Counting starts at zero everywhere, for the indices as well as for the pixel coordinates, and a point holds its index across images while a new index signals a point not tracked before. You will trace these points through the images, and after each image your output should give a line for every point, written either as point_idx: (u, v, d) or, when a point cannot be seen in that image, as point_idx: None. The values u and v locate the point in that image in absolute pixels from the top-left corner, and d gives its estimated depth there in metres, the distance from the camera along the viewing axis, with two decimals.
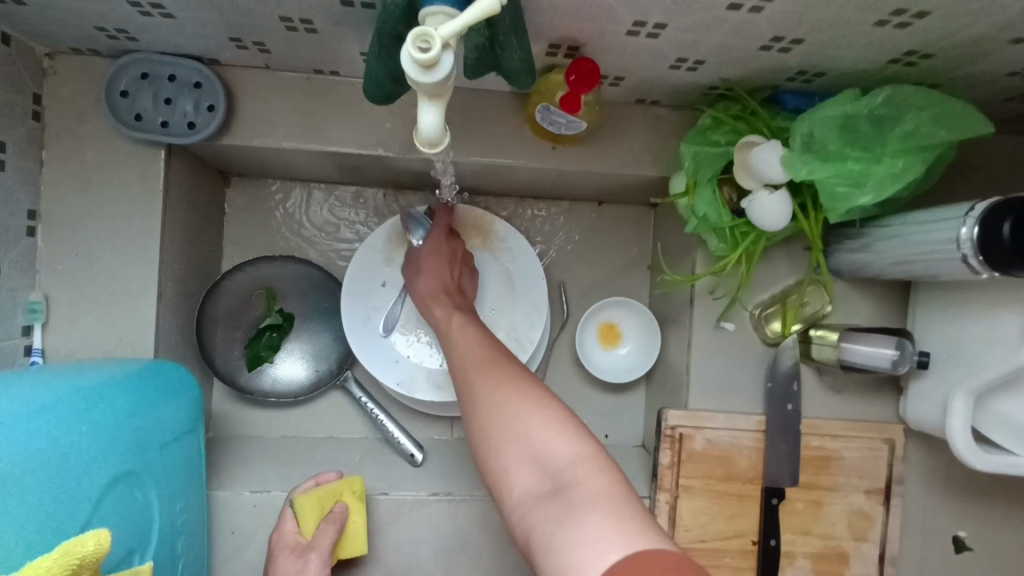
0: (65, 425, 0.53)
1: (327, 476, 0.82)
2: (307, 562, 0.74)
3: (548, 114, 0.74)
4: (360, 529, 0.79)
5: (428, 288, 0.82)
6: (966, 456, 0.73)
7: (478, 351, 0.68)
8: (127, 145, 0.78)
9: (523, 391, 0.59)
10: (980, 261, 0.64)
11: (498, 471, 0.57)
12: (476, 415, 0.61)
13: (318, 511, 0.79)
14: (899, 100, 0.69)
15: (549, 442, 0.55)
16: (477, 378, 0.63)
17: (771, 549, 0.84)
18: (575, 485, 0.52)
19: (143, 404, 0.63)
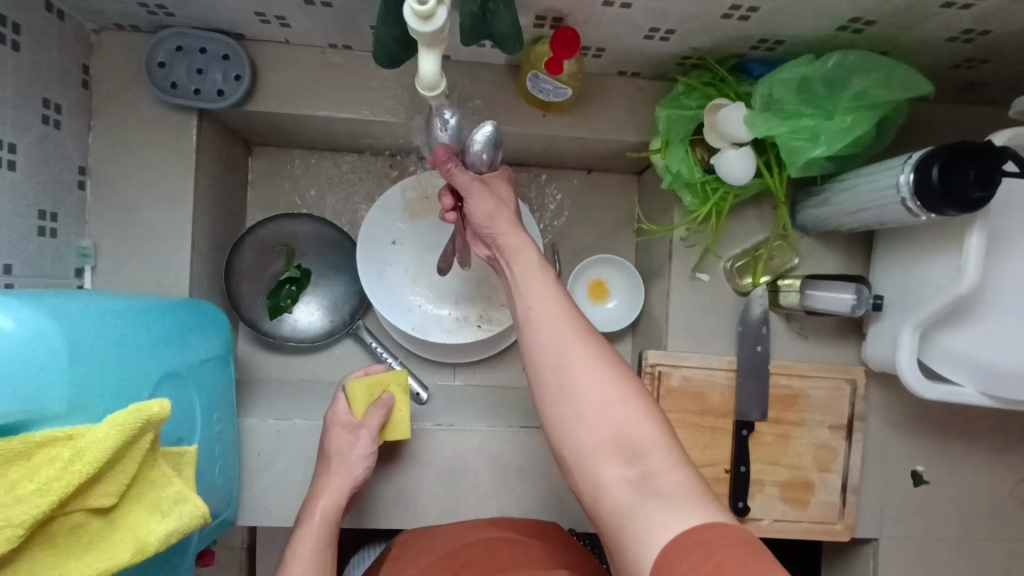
0: (129, 329, 0.62)
1: (379, 370, 0.93)
2: (357, 437, 0.85)
3: (538, 81, 0.82)
4: (403, 417, 0.88)
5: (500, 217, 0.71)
6: (912, 384, 0.81)
7: (567, 316, 0.65)
8: (163, 111, 0.87)
9: (615, 377, 0.62)
10: (917, 203, 0.72)
11: (584, 451, 0.60)
12: (563, 390, 0.61)
13: (368, 398, 0.90)
14: (849, 63, 0.76)
15: (642, 434, 0.59)
16: (567, 352, 0.62)
17: (741, 476, 0.93)
18: (666, 479, 0.56)
19: (185, 328, 0.72)
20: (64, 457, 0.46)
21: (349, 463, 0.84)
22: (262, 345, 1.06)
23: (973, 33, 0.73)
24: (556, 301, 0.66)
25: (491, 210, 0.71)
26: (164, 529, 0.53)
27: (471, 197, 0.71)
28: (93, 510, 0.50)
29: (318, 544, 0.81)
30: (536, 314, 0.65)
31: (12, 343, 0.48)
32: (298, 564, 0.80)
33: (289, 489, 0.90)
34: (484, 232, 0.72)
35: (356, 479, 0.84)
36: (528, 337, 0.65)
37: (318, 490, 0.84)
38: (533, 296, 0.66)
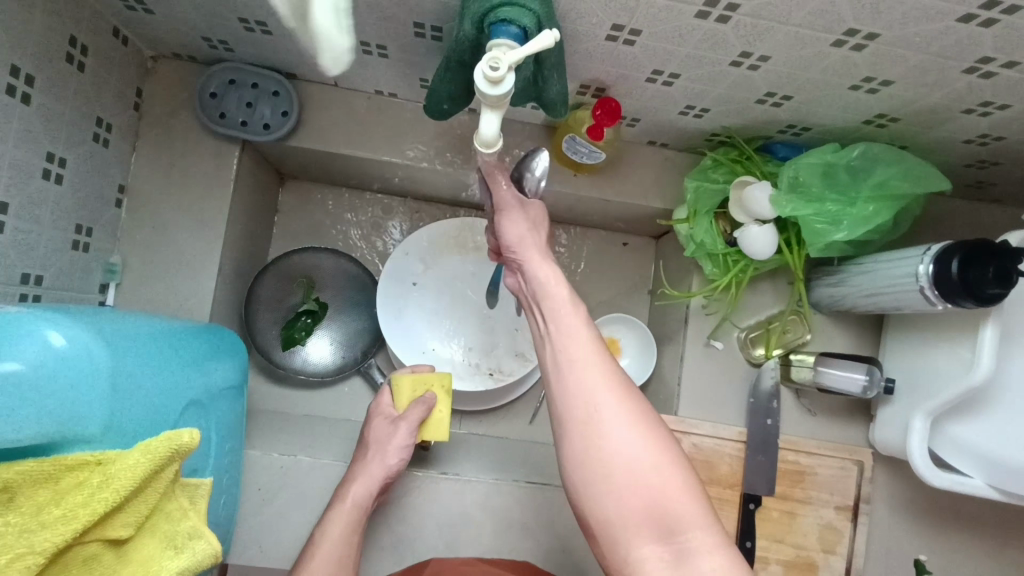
0: (160, 354, 0.62)
1: (425, 368, 0.92)
2: (396, 428, 0.85)
3: (574, 144, 0.85)
4: (443, 418, 0.87)
5: (523, 239, 0.73)
6: (924, 472, 0.81)
7: (598, 367, 0.64)
8: (207, 138, 0.89)
9: (650, 440, 0.61)
10: (936, 294, 0.74)
11: (615, 523, 0.60)
12: (593, 449, 0.61)
13: (412, 392, 0.88)
14: (872, 155, 0.81)
15: (679, 511, 0.59)
16: (598, 406, 0.62)
17: (746, 551, 0.91)
18: (705, 559, 0.58)
19: (209, 354, 0.72)
20: (93, 483, 0.45)
21: (385, 453, 0.82)
22: (270, 376, 1.05)
23: (989, 138, 0.78)
24: (586, 344, 0.65)
25: (519, 234, 0.73)
26: (176, 566, 0.52)
27: (504, 215, 0.73)
28: (109, 541, 0.48)
29: (347, 530, 0.77)
30: (566, 358, 0.65)
31: (57, 361, 0.49)
32: (324, 547, 0.76)
33: (284, 529, 0.87)
34: (511, 254, 0.73)
35: (389, 470, 0.82)
36: (560, 384, 0.65)
37: (353, 475, 0.82)
38: (567, 340, 0.66)
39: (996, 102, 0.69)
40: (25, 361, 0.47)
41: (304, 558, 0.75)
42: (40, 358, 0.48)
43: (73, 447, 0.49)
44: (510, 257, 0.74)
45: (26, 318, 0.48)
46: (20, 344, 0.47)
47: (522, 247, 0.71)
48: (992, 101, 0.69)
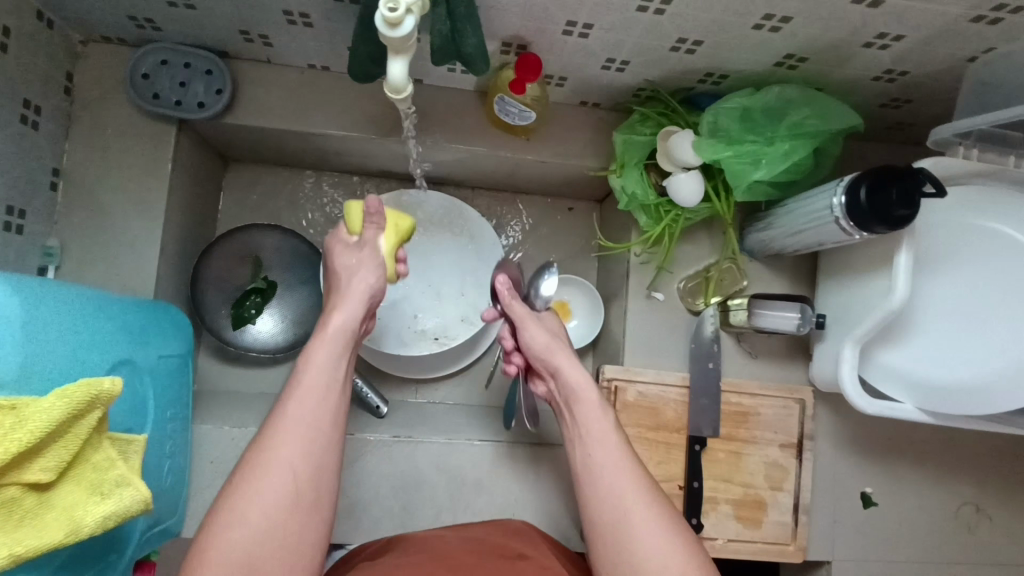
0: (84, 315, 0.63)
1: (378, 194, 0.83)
2: (363, 255, 0.78)
3: (504, 104, 0.87)
4: (393, 255, 0.81)
5: (551, 347, 0.80)
6: (856, 401, 0.84)
7: (631, 476, 0.70)
8: (141, 118, 0.90)
9: (677, 546, 0.66)
10: (850, 223, 0.77)
11: None
12: (624, 558, 0.66)
13: (365, 216, 0.80)
14: (786, 96, 0.84)
15: None
16: (630, 514, 0.67)
17: (694, 492, 0.94)
18: None
19: (145, 325, 0.74)
20: (6, 425, 0.46)
21: (361, 275, 0.76)
22: (223, 356, 1.05)
23: (894, 74, 0.82)
24: (617, 453, 0.72)
25: (546, 341, 0.81)
26: (102, 512, 0.52)
27: (529, 330, 0.82)
28: (30, 486, 0.49)
29: (336, 354, 0.72)
30: (597, 466, 0.71)
31: None
32: (312, 370, 0.70)
33: None
34: (543, 362, 0.81)
35: (371, 291, 0.77)
36: (589, 493, 0.70)
37: (334, 304, 0.75)
38: (596, 449, 0.72)
39: (892, 33, 0.73)
40: None
41: (290, 383, 0.69)
42: None
43: None
44: (542, 363, 0.81)
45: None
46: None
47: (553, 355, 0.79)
48: (887, 32, 0.73)
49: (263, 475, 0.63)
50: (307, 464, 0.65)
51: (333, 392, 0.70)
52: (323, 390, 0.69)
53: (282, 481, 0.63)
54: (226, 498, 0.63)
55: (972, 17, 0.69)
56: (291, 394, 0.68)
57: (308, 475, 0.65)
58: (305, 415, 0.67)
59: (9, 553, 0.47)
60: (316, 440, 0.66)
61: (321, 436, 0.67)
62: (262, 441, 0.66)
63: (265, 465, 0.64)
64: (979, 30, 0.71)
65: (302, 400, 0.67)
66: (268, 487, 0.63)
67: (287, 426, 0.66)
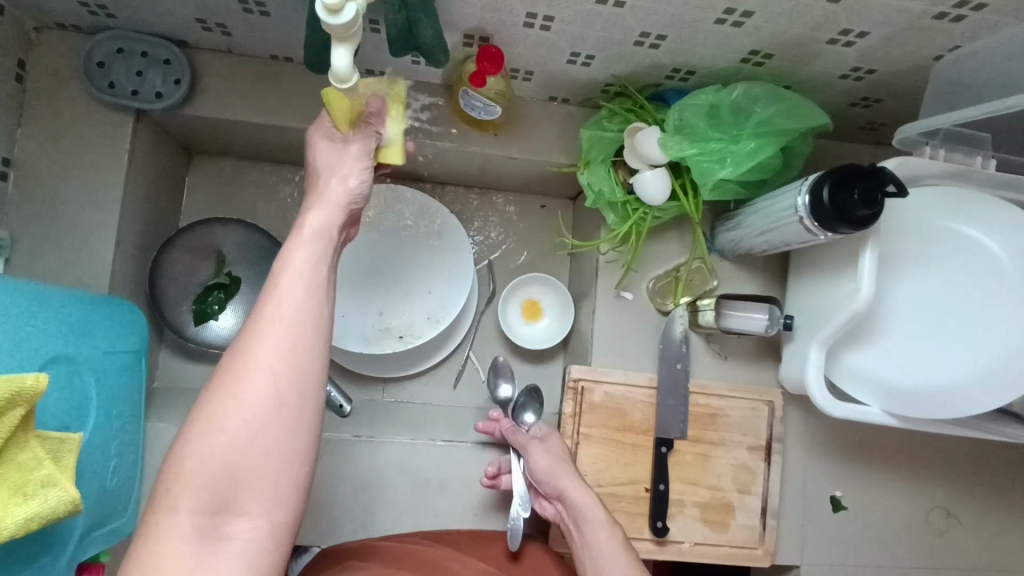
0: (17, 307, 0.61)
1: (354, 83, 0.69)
2: (347, 151, 0.67)
3: (468, 98, 0.86)
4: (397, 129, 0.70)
5: (557, 466, 0.83)
6: (823, 404, 0.82)
7: None
8: (96, 108, 0.88)
9: None
10: (814, 223, 0.76)
11: None
12: None
13: (352, 109, 0.66)
14: (753, 93, 0.82)
15: None
16: None
17: (661, 495, 0.92)
18: None
19: (92, 321, 0.72)
20: None
21: (342, 175, 0.66)
22: (184, 353, 1.03)
23: (861, 72, 0.80)
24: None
25: (551, 468, 0.83)
26: (22, 513, 0.50)
27: (534, 456, 0.84)
28: None
29: (319, 257, 0.61)
30: None
31: None
32: (288, 274, 0.59)
33: None
34: (549, 487, 0.83)
35: (354, 195, 0.66)
36: None
37: (310, 202, 0.64)
38: (610, 573, 0.77)
39: (855, 30, 0.72)
40: None
41: (267, 284, 0.59)
42: None
43: None
44: (546, 486, 0.84)
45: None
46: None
47: (560, 479, 0.82)
48: (851, 28, 0.72)
49: (240, 386, 0.55)
50: (292, 368, 0.56)
51: (314, 304, 0.59)
52: (306, 292, 0.58)
53: (259, 387, 0.55)
54: (203, 405, 0.55)
55: (935, 13, 0.68)
56: (269, 288, 0.58)
57: (292, 378, 0.56)
58: (284, 315, 0.57)
59: None
60: (299, 341, 0.57)
61: (306, 337, 0.57)
62: (239, 345, 0.57)
63: (238, 371, 0.55)
64: (943, 27, 0.70)
65: (279, 299, 0.57)
66: (244, 394, 0.55)
67: (265, 327, 0.56)
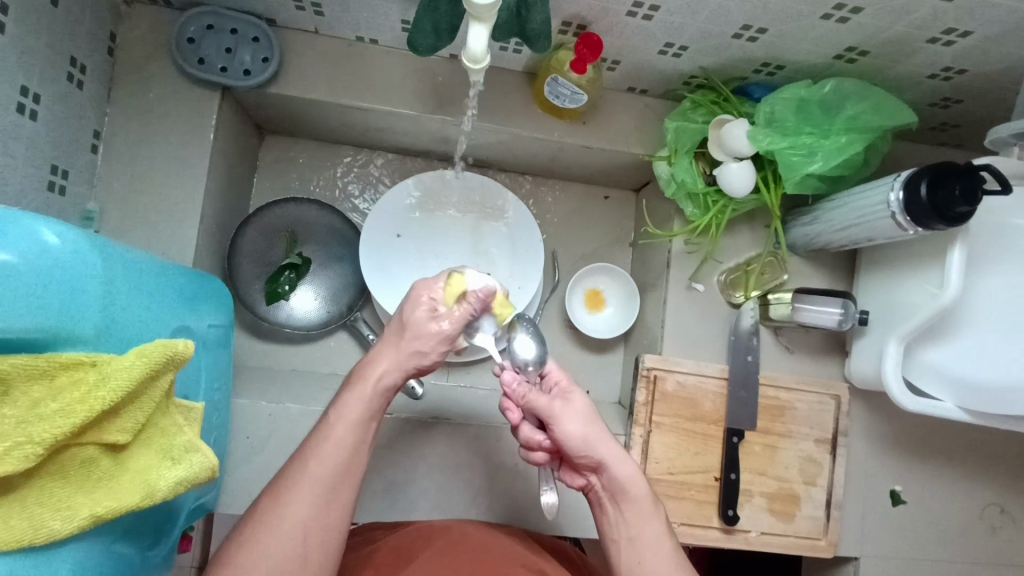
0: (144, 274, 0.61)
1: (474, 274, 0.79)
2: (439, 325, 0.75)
3: (557, 85, 0.87)
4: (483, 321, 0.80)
5: (592, 437, 0.73)
6: (900, 398, 0.84)
7: None
8: (184, 84, 0.87)
9: None
10: (907, 218, 0.77)
11: None
12: None
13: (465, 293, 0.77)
14: (843, 90, 0.83)
15: None
16: None
17: (731, 484, 0.93)
18: None
19: (195, 298, 0.72)
20: (91, 381, 0.44)
21: (421, 343, 0.75)
22: (254, 332, 1.03)
23: (951, 71, 0.82)
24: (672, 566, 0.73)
25: (583, 434, 0.73)
26: (174, 476, 0.50)
27: (562, 423, 0.73)
28: (106, 446, 0.47)
29: (361, 418, 0.72)
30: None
31: (49, 259, 0.47)
32: (333, 436, 0.70)
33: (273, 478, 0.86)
34: (582, 456, 0.74)
35: (423, 361, 0.76)
36: None
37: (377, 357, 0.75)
38: (647, 559, 0.73)
39: (959, 29, 0.73)
40: (18, 255, 0.45)
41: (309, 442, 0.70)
42: (33, 255, 0.46)
43: (66, 348, 0.48)
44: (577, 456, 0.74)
45: (16, 211, 0.46)
46: (10, 233, 0.45)
47: (595, 449, 0.73)
48: (955, 27, 0.73)
49: (274, 532, 0.66)
50: (318, 526, 0.67)
51: (346, 467, 0.70)
52: (343, 459, 0.70)
53: (288, 544, 0.65)
54: (235, 553, 0.65)
55: None
56: (314, 448, 0.70)
57: (315, 539, 0.67)
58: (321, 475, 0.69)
59: (91, 514, 0.45)
60: (327, 502, 0.68)
61: (335, 500, 0.69)
62: (280, 491, 0.68)
63: (272, 525, 0.66)
64: None
65: (321, 460, 0.69)
66: (274, 538, 0.65)
67: (303, 482, 0.68)
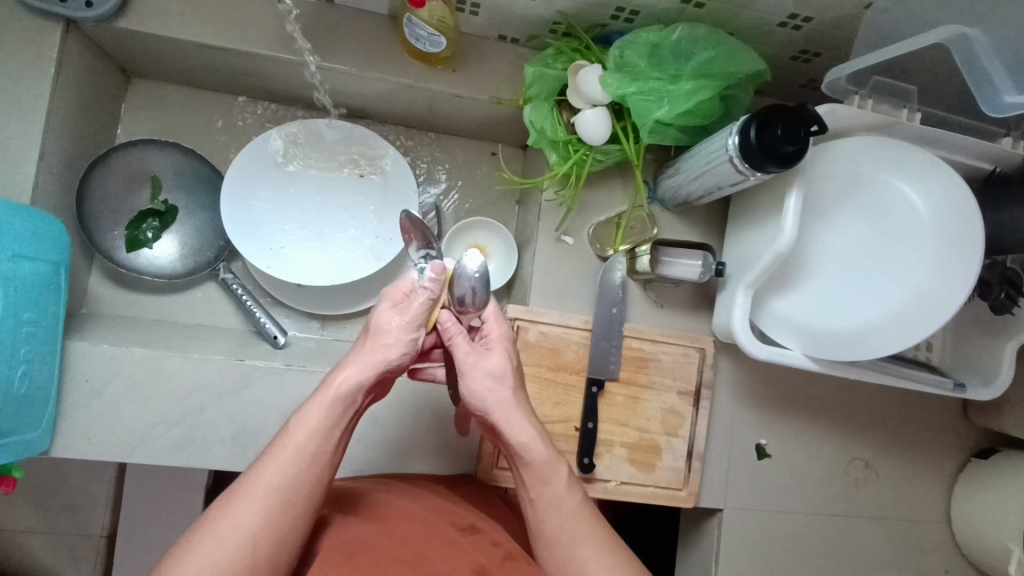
0: None
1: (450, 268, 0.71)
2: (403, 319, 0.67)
3: (412, 26, 0.86)
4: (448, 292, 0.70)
5: (505, 403, 0.70)
6: (747, 345, 0.85)
7: (592, 532, 0.71)
8: (22, 14, 0.84)
9: None
10: (742, 161, 0.77)
11: None
12: None
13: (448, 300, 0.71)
14: (693, 36, 0.84)
15: None
16: None
17: (589, 433, 0.94)
18: None
19: (7, 239, 0.70)
20: None
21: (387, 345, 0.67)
22: (116, 280, 1.00)
23: (798, 19, 0.82)
24: (577, 518, 0.71)
25: (486, 394, 0.69)
26: None
27: (467, 380, 0.69)
28: None
29: (333, 422, 0.67)
30: (555, 533, 0.71)
31: None
32: (299, 436, 0.66)
33: (115, 422, 0.84)
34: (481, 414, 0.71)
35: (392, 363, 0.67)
36: (548, 553, 0.71)
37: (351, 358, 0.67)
38: (550, 515, 0.71)
39: None
40: None
41: (271, 444, 0.66)
42: None
43: None
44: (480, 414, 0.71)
45: None
46: None
47: (498, 413, 0.69)
48: None
49: (217, 547, 0.61)
50: (271, 538, 0.64)
51: (312, 476, 0.66)
52: (303, 467, 0.66)
53: (234, 553, 0.61)
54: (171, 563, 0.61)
55: None
56: (267, 456, 0.65)
57: (267, 546, 0.63)
58: (275, 481, 0.64)
59: None
60: (283, 512, 0.64)
61: (291, 508, 0.64)
62: (226, 503, 0.64)
63: (217, 528, 0.62)
64: None
65: (275, 465, 0.65)
66: (220, 553, 0.61)
67: (255, 492, 0.64)
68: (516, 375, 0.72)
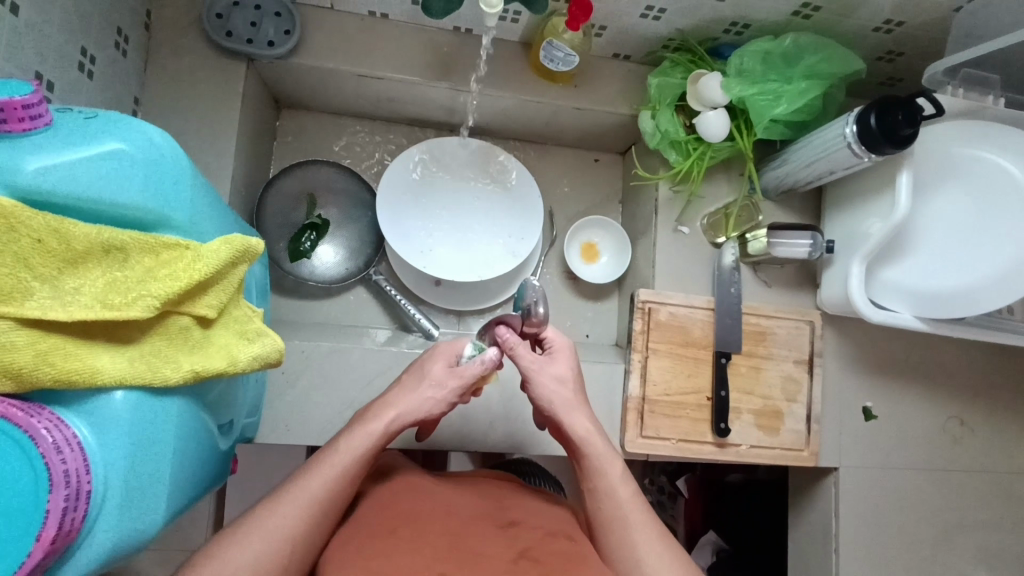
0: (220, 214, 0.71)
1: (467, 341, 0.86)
2: (447, 377, 0.80)
3: (551, 49, 0.96)
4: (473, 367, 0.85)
5: (562, 402, 0.81)
6: (865, 311, 0.95)
7: (637, 510, 0.76)
8: (214, 55, 0.96)
9: None
10: (860, 145, 0.88)
11: None
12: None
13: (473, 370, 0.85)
14: (801, 43, 0.96)
15: None
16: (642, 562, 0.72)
17: (722, 400, 1.03)
18: None
19: None
20: (189, 257, 0.54)
21: (423, 399, 0.79)
22: (280, 288, 1.12)
23: (892, 24, 0.94)
24: (628, 503, 0.76)
25: (551, 393, 0.82)
26: (250, 352, 0.61)
27: (534, 380, 0.82)
28: (197, 319, 0.58)
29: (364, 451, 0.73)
30: (610, 516, 0.76)
31: (157, 158, 0.57)
32: (341, 456, 0.72)
33: (310, 408, 0.94)
34: (547, 412, 0.82)
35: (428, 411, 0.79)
36: (605, 535, 0.75)
37: (390, 398, 0.79)
38: (604, 501, 0.77)
39: None
40: (131, 146, 0.55)
41: (320, 454, 0.72)
42: (146, 149, 0.56)
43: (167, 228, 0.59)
44: (547, 412, 0.82)
45: (131, 118, 0.56)
46: (128, 130, 0.55)
47: (561, 410, 0.81)
48: None
49: (261, 539, 0.64)
50: (309, 538, 0.67)
51: (341, 491, 0.70)
52: (340, 480, 0.70)
53: (269, 548, 0.64)
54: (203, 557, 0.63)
55: None
56: (315, 465, 0.71)
57: (301, 550, 0.66)
58: (318, 491, 0.69)
59: (191, 368, 0.56)
60: (316, 517, 0.68)
61: (328, 508, 0.69)
62: (271, 503, 0.68)
63: (261, 522, 0.65)
64: None
65: (319, 475, 0.70)
66: (263, 544, 0.64)
67: (296, 494, 0.68)
68: (573, 382, 0.84)
